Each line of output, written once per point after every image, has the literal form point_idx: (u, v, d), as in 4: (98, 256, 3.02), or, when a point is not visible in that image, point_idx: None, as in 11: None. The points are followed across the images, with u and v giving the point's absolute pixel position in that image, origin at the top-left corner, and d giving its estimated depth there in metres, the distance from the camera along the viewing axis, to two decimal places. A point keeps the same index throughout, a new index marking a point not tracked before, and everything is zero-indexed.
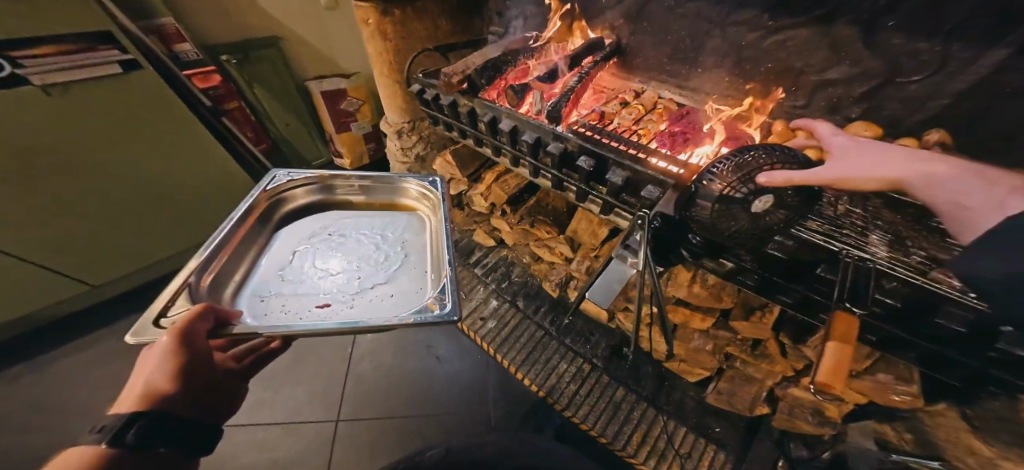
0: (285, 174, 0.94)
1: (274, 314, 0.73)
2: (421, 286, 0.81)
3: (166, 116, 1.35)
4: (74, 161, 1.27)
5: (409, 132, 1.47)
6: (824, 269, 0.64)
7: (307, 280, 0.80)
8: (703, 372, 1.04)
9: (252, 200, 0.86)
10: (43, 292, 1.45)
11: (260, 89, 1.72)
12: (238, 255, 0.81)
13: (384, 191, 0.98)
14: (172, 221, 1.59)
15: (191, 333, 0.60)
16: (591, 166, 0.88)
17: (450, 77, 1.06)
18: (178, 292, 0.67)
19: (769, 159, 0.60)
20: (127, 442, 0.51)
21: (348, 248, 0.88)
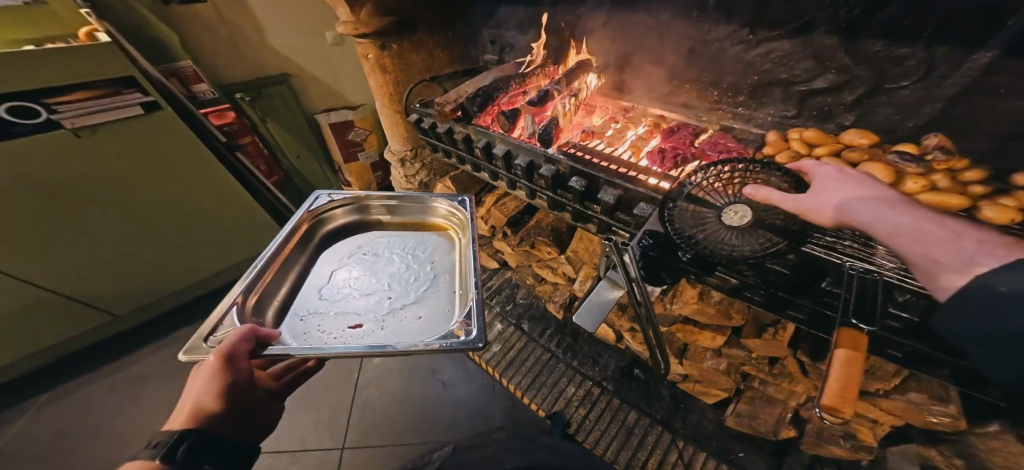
0: (327, 195, 0.96)
1: (313, 334, 0.74)
2: (447, 308, 0.80)
3: (185, 152, 1.42)
4: (101, 193, 1.34)
5: (412, 160, 1.51)
6: (829, 283, 0.62)
7: (343, 300, 0.81)
8: (720, 393, 0.99)
9: (294, 222, 0.87)
10: (68, 321, 1.51)
11: (272, 122, 1.79)
12: (283, 275, 0.82)
13: (416, 210, 0.99)
14: (189, 252, 1.65)
15: (234, 353, 0.62)
16: (583, 186, 0.89)
17: (444, 106, 1.09)
18: (228, 311, 0.70)
19: (756, 176, 0.64)
20: (177, 459, 0.52)
21: (380, 267, 0.89)
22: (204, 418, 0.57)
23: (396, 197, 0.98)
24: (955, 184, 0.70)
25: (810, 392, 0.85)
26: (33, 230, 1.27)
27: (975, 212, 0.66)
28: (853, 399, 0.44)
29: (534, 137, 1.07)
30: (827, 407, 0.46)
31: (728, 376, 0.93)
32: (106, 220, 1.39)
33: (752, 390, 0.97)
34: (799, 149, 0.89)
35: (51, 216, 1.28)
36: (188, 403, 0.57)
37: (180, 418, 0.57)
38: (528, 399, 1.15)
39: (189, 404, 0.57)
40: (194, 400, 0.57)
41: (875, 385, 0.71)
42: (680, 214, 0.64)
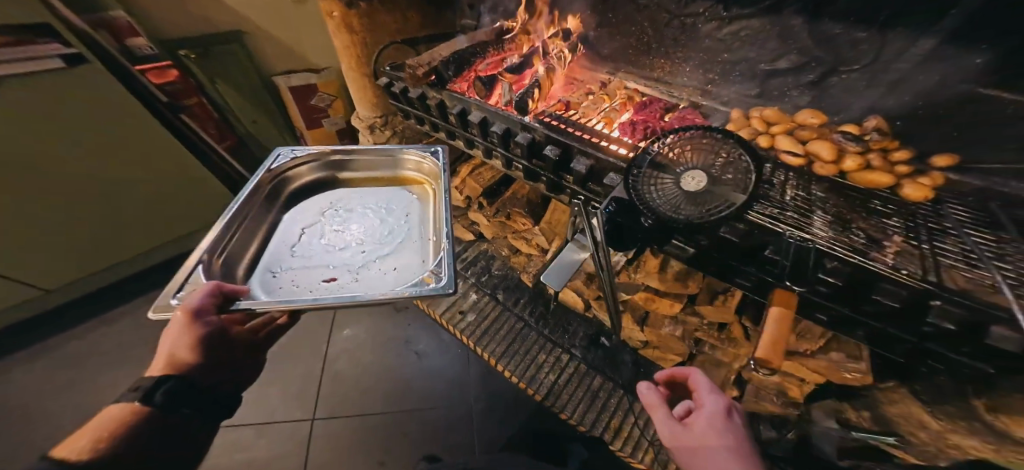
0: (288, 152, 0.91)
1: (287, 289, 0.73)
2: (423, 260, 0.81)
3: (123, 112, 1.29)
4: (47, 153, 1.24)
5: (381, 127, 1.43)
6: (771, 251, 0.66)
7: (315, 255, 0.79)
8: (675, 358, 1.06)
9: (255, 180, 0.83)
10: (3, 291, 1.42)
11: (224, 84, 1.62)
12: (250, 234, 0.79)
13: (385, 164, 0.96)
14: (138, 220, 1.55)
15: (201, 308, 0.61)
16: (557, 155, 0.91)
17: (416, 69, 1.05)
18: (195, 269, 0.67)
19: (702, 142, 0.68)
20: (157, 401, 0.56)
21: (353, 221, 0.88)
22: (180, 367, 0.61)
23: (364, 152, 0.94)
24: (886, 163, 0.77)
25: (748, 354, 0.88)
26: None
27: (898, 190, 0.73)
28: (780, 350, 0.50)
29: (509, 105, 1.04)
30: (761, 359, 0.51)
31: (682, 341, 1.00)
32: (64, 181, 1.31)
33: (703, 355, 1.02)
34: (758, 127, 0.94)
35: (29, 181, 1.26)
36: (163, 352, 0.60)
37: (159, 366, 0.60)
38: (501, 366, 1.20)
39: (164, 353, 0.60)
40: (169, 350, 0.60)
41: (803, 348, 0.74)
42: (644, 182, 0.66)
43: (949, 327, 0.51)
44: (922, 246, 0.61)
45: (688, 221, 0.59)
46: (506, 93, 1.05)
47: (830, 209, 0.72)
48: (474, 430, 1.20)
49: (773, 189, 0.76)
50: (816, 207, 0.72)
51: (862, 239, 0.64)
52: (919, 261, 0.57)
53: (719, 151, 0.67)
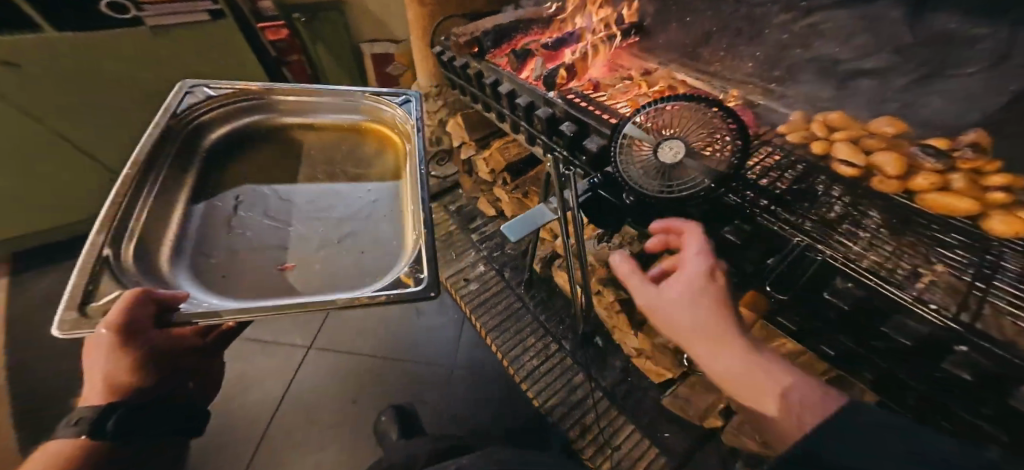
0: (213, 90, 0.87)
1: (228, 272, 0.64)
2: (400, 237, 0.72)
3: (240, 59, 1.58)
4: (179, 83, 1.55)
5: (436, 97, 1.44)
6: (772, 259, 0.59)
7: (262, 229, 0.72)
8: (667, 373, 0.96)
9: (163, 127, 0.75)
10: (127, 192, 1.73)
11: (321, 47, 1.88)
12: (170, 198, 0.70)
13: (342, 109, 0.91)
14: None
15: (137, 324, 0.49)
16: (572, 131, 0.89)
17: (460, 38, 1.12)
18: (97, 273, 0.52)
19: (687, 114, 0.68)
20: (106, 431, 0.56)
21: (310, 188, 0.81)
22: (122, 389, 0.58)
23: (305, 92, 0.90)
24: (974, 186, 0.59)
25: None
26: (143, 106, 1.57)
27: (982, 221, 0.56)
28: None
29: (539, 80, 1.04)
30: None
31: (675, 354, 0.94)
32: None
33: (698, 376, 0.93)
34: (818, 131, 0.78)
35: (163, 100, 1.59)
36: (98, 378, 0.55)
37: (97, 392, 0.57)
38: (490, 340, 1.20)
39: (99, 378, 0.55)
40: (104, 378, 0.55)
41: None
42: (626, 151, 0.68)
43: (966, 376, 0.43)
44: (973, 283, 0.50)
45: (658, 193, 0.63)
46: (538, 68, 1.06)
47: (872, 226, 0.61)
48: (450, 394, 1.24)
49: (809, 195, 0.66)
50: (857, 219, 0.62)
51: (902, 269, 0.55)
52: (956, 296, 0.50)
53: (706, 123, 0.65)
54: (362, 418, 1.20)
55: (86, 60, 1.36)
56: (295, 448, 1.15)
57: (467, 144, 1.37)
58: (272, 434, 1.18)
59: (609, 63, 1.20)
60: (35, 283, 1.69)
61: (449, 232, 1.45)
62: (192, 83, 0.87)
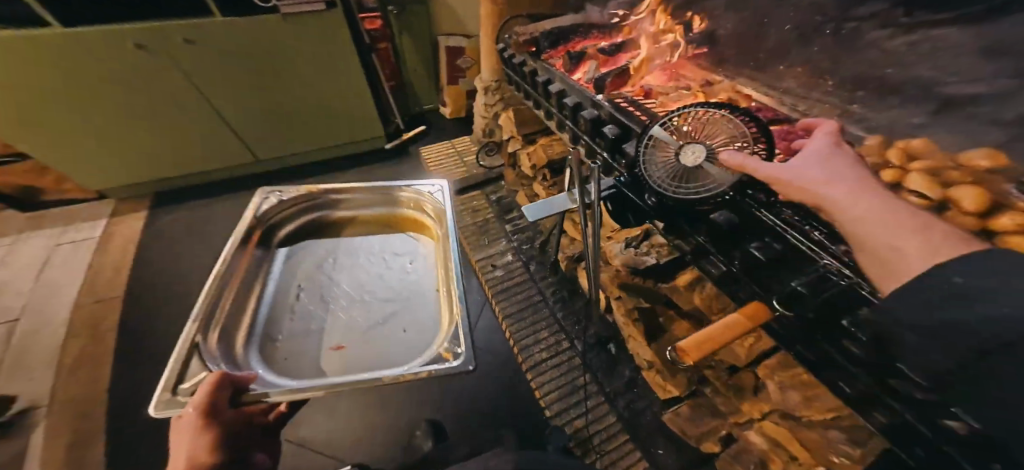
0: (276, 194, 1.02)
1: (293, 356, 0.83)
2: (436, 321, 0.90)
3: (339, 43, 1.67)
4: (282, 62, 1.66)
5: (495, 91, 1.53)
6: (801, 286, 0.55)
7: (317, 316, 0.91)
8: (672, 390, 0.92)
9: (247, 227, 0.93)
10: (231, 154, 1.90)
11: (407, 37, 2.01)
12: (247, 292, 0.88)
13: (381, 200, 1.08)
14: (315, 127, 1.92)
15: (214, 404, 0.59)
16: (614, 134, 0.86)
17: (520, 37, 1.18)
18: (188, 359, 0.67)
19: (717, 115, 0.67)
20: None
21: (358, 275, 1.00)
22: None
23: (348, 190, 1.06)
24: None
25: (754, 414, 0.81)
26: (253, 85, 1.69)
27: None
28: (704, 347, 0.57)
29: (590, 83, 1.04)
30: (680, 349, 0.59)
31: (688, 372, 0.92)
32: (285, 88, 1.74)
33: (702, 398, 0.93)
34: (893, 158, 0.62)
35: (267, 79, 1.69)
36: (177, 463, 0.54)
37: None
38: (507, 326, 1.24)
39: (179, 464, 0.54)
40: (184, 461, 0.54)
41: (805, 413, 0.71)
42: (652, 154, 0.71)
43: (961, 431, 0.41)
44: None
45: (682, 200, 0.65)
46: (590, 72, 1.06)
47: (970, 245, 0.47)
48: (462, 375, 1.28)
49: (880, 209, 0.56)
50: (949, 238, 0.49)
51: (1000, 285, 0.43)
52: None
53: (738, 125, 0.65)
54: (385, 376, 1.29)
55: (242, 41, 1.55)
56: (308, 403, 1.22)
57: (515, 138, 1.43)
58: None
59: (671, 71, 1.11)
60: (160, 219, 1.84)
61: (485, 220, 1.51)
62: (265, 189, 1.03)
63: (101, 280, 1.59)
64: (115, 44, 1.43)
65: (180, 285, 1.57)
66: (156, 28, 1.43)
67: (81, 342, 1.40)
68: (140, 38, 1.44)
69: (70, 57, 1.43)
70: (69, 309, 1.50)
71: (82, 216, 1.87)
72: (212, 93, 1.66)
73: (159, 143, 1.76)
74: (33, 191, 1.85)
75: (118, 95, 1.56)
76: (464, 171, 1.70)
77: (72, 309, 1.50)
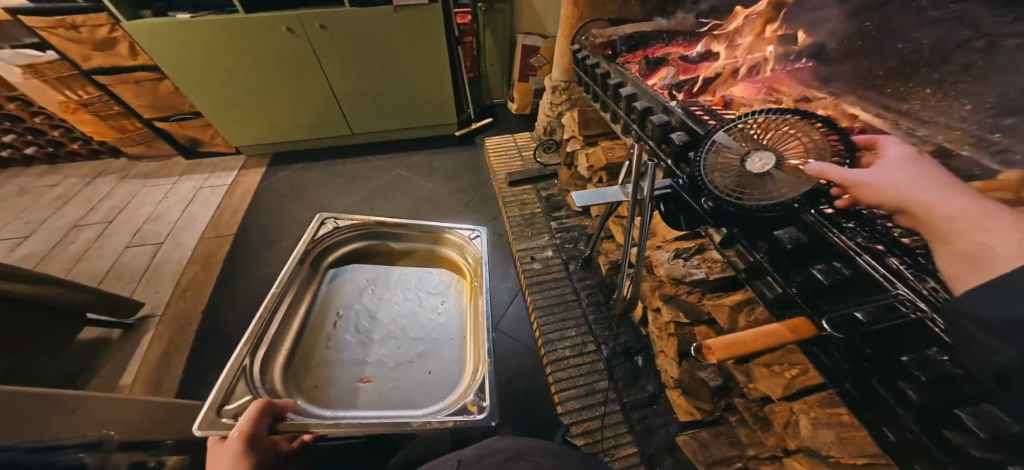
0: (333, 222, 1.09)
1: (321, 388, 0.84)
2: (461, 368, 0.89)
3: (436, 34, 1.80)
4: (384, 49, 1.83)
5: (563, 90, 1.56)
6: (863, 314, 0.49)
7: (349, 349, 0.92)
8: (693, 411, 0.93)
9: (303, 250, 1.00)
10: (332, 127, 2.16)
11: (489, 34, 2.10)
12: (295, 303, 0.94)
13: (424, 240, 1.13)
14: (401, 108, 2.10)
15: (255, 432, 0.64)
16: (682, 141, 0.83)
17: (598, 39, 1.19)
18: (236, 382, 0.75)
19: (786, 124, 0.65)
20: None
21: (392, 308, 1.01)
22: None
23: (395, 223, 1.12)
24: None
25: (778, 451, 0.76)
26: (357, 67, 1.89)
27: None
28: (738, 351, 0.46)
29: (666, 89, 1.00)
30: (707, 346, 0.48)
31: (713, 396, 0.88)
32: (383, 72, 1.92)
33: (726, 427, 0.89)
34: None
35: (370, 63, 1.88)
36: None
37: None
38: (536, 317, 1.26)
39: None
40: None
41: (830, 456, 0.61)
42: (710, 159, 0.69)
43: None
44: None
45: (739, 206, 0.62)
46: (668, 78, 1.02)
47: None
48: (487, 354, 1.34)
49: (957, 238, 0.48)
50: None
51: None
52: None
53: (804, 135, 0.63)
54: None
55: (366, 31, 1.76)
56: None
57: (576, 138, 1.45)
58: None
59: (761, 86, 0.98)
60: (273, 177, 2.15)
61: (533, 213, 1.55)
62: (324, 215, 1.11)
63: (221, 221, 1.92)
64: (268, 25, 1.69)
65: (267, 235, 1.84)
66: (303, 16, 1.68)
67: (196, 267, 1.72)
68: (292, 25, 1.70)
69: (235, 35, 1.70)
70: (196, 242, 1.83)
71: (221, 167, 2.25)
72: (335, 75, 1.92)
73: (273, 110, 2.04)
74: (196, 143, 2.25)
75: (266, 70, 1.86)
76: (521, 165, 1.77)
77: (197, 240, 1.84)
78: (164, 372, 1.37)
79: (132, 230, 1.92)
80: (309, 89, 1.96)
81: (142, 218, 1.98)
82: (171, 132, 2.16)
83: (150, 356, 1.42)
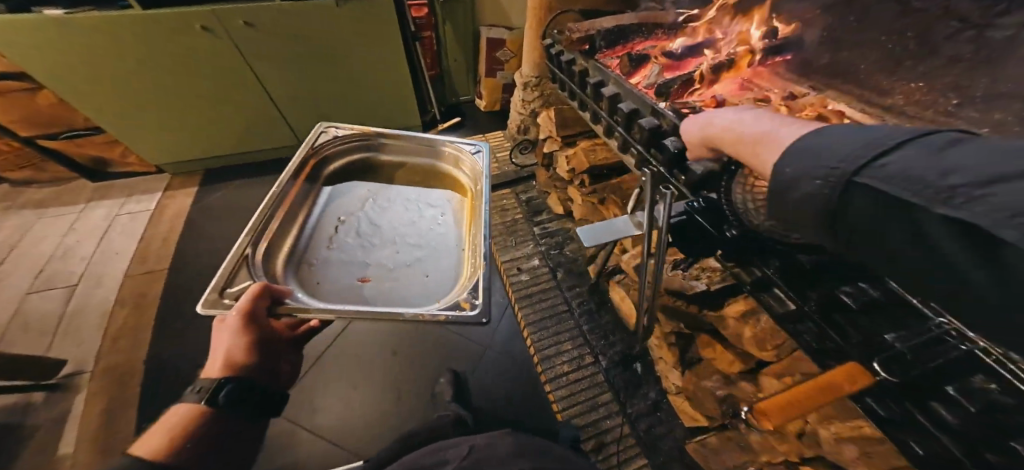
0: (331, 130, 0.94)
1: (321, 286, 0.74)
2: (456, 274, 0.79)
3: (388, 27, 1.59)
4: (327, 46, 1.61)
5: (534, 86, 1.46)
6: (893, 335, 0.47)
7: (350, 250, 0.81)
8: (699, 420, 0.92)
9: (300, 158, 0.86)
10: (272, 135, 1.90)
11: (449, 27, 1.86)
12: (292, 214, 0.81)
13: (425, 153, 0.98)
14: (350, 109, 1.88)
15: (255, 311, 0.59)
16: (678, 148, 0.72)
17: (574, 33, 1.06)
18: (238, 269, 0.65)
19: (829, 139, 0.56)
20: (219, 405, 0.53)
21: (391, 213, 0.90)
22: (238, 368, 0.57)
23: (399, 135, 0.97)
24: None
25: (792, 457, 0.76)
26: (296, 68, 1.66)
27: None
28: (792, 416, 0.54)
29: (651, 88, 0.91)
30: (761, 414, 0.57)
31: (719, 404, 0.86)
32: (327, 71, 1.70)
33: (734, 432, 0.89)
34: None
35: (311, 63, 1.65)
36: (221, 353, 0.57)
37: (216, 367, 0.57)
38: (529, 334, 1.21)
39: (222, 355, 0.57)
40: (225, 353, 0.56)
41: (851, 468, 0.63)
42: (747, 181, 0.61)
43: None
44: None
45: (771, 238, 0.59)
46: (651, 76, 0.93)
47: None
48: (479, 368, 1.26)
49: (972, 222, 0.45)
50: None
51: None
52: None
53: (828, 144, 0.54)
54: (404, 369, 1.26)
55: (301, 30, 1.53)
56: (321, 390, 1.21)
57: (553, 139, 1.37)
58: (323, 362, 1.27)
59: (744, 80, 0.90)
60: (209, 196, 1.86)
61: (515, 219, 1.48)
62: (323, 124, 0.96)
63: (150, 253, 1.63)
64: (178, 24, 1.42)
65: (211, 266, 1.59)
66: (221, 12, 1.42)
67: (126, 312, 1.45)
68: (208, 22, 1.44)
69: (135, 36, 1.42)
70: (118, 282, 1.55)
71: (139, 188, 1.92)
72: (269, 81, 1.68)
73: (198, 119, 1.75)
74: (102, 162, 1.90)
75: (179, 76, 1.58)
76: (496, 168, 1.66)
77: (122, 278, 1.56)
78: (99, 444, 1.14)
79: (32, 271, 1.59)
80: (239, 96, 1.70)
81: (42, 256, 1.64)
82: (62, 152, 1.81)
83: (73, 429, 1.18)
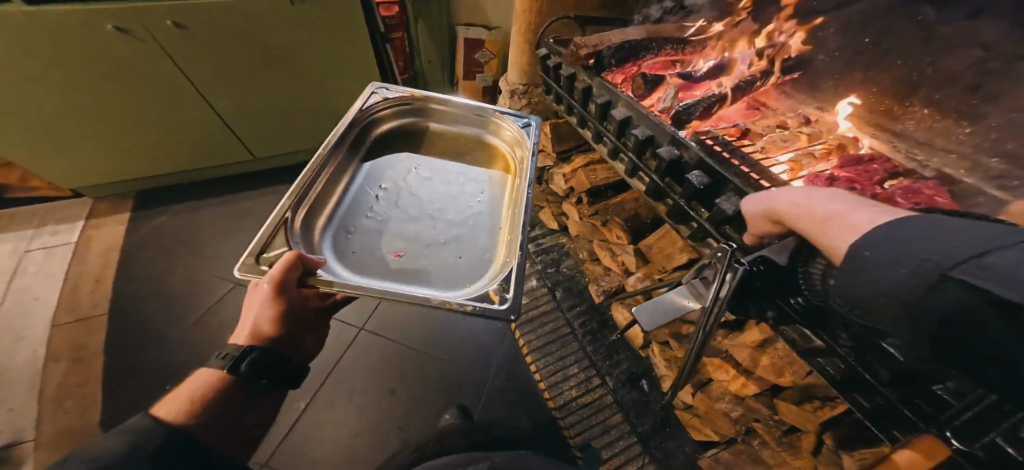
0: (381, 91, 0.91)
1: (355, 254, 0.69)
2: (491, 256, 0.73)
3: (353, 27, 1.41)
4: (280, 43, 1.38)
5: (522, 94, 1.37)
6: (942, 388, 0.47)
7: (392, 220, 0.77)
8: (711, 435, 0.95)
9: (349, 120, 0.83)
10: (223, 150, 1.66)
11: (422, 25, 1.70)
12: (343, 167, 0.80)
13: (472, 122, 0.95)
14: (310, 113, 1.66)
15: (286, 282, 0.55)
16: (701, 184, 0.75)
17: (579, 48, 1.02)
18: (276, 232, 0.62)
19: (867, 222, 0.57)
20: (240, 371, 0.54)
21: (428, 186, 0.85)
22: (261, 338, 0.58)
23: (448, 98, 0.93)
24: None
25: None
26: (244, 71, 1.43)
27: None
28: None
29: (668, 112, 0.93)
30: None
31: (732, 424, 0.89)
32: (283, 74, 1.48)
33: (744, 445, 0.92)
34: None
35: (262, 64, 1.43)
36: (249, 321, 0.57)
37: (244, 334, 0.58)
38: (531, 361, 1.19)
39: (250, 322, 0.57)
40: (253, 322, 0.57)
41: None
42: None
43: None
44: None
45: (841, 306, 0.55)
46: (667, 98, 0.95)
47: None
48: (483, 397, 1.19)
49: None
50: None
51: None
52: None
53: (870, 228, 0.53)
54: (406, 407, 1.17)
55: (247, 29, 1.31)
56: (307, 439, 1.10)
57: (547, 153, 1.34)
58: (315, 406, 1.16)
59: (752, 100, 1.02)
60: (146, 223, 1.61)
61: None
62: (375, 84, 0.93)
63: (75, 296, 1.38)
64: (89, 23, 1.16)
65: (161, 305, 1.35)
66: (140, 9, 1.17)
67: (57, 372, 1.21)
68: (123, 22, 1.18)
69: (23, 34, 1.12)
70: (37, 335, 1.30)
71: (54, 216, 1.64)
72: (213, 87, 1.44)
73: (124, 131, 1.47)
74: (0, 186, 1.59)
75: (92, 79, 1.29)
76: None
77: (48, 331, 1.30)
78: None
79: None
80: (174, 105, 1.45)
81: None
82: None
83: None
